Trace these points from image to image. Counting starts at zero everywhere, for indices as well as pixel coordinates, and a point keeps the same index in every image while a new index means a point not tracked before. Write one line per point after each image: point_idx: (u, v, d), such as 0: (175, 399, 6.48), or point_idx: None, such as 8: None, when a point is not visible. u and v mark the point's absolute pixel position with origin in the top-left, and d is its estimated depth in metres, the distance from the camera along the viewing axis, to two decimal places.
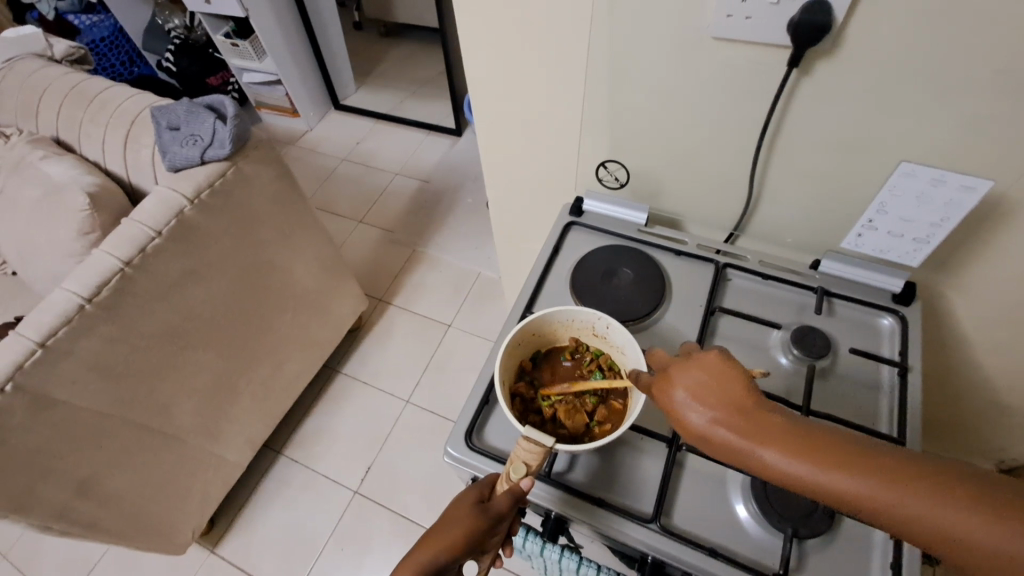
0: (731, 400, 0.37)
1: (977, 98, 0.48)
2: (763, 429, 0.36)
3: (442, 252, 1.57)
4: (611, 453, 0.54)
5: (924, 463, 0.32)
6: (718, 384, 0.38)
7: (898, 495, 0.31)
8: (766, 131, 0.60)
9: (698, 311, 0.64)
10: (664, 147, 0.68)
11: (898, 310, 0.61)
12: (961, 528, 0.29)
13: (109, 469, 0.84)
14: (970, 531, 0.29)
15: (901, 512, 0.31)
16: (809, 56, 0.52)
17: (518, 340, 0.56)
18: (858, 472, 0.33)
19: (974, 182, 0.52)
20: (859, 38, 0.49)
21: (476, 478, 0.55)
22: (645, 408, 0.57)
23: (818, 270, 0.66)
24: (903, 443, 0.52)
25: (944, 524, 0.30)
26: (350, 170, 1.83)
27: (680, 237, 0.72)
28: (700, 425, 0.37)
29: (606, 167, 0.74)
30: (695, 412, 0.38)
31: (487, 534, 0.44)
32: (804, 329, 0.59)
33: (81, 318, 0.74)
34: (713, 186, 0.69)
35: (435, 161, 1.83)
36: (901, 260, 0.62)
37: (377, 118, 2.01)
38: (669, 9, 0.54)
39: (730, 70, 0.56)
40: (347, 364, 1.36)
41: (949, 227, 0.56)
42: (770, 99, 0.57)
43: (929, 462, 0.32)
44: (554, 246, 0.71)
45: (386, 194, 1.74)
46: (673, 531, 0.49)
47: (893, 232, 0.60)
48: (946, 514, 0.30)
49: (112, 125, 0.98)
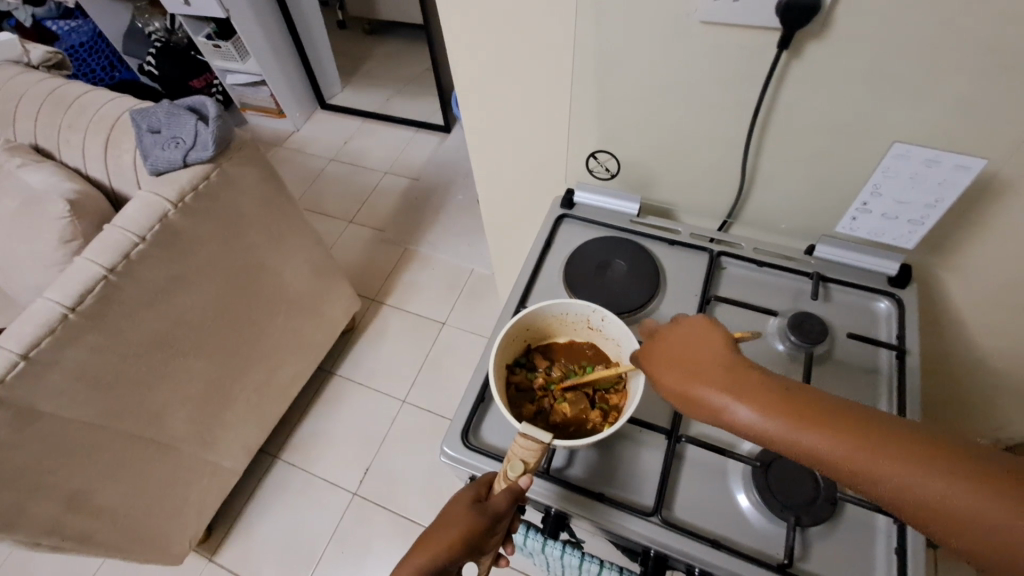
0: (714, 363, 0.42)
1: (969, 75, 0.48)
2: (745, 389, 0.40)
3: (434, 250, 1.55)
4: (609, 447, 0.54)
5: (893, 433, 0.35)
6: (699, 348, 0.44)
7: (867, 456, 0.35)
8: (757, 116, 0.59)
9: (693, 301, 0.64)
10: (654, 136, 0.67)
11: (894, 293, 0.61)
12: (903, 480, 0.34)
13: (100, 480, 0.82)
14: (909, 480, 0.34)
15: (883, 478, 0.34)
16: (798, 38, 0.51)
17: (512, 336, 0.55)
18: (835, 436, 0.36)
19: (968, 161, 0.52)
20: (848, 18, 0.48)
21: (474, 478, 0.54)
22: (644, 400, 0.56)
23: (813, 256, 0.66)
24: None
25: (893, 478, 0.34)
26: (339, 171, 1.81)
27: (673, 227, 0.71)
28: (680, 380, 0.43)
29: (597, 158, 0.73)
30: (678, 371, 0.43)
31: (482, 537, 0.43)
32: (801, 316, 0.59)
33: (65, 327, 0.73)
34: (705, 174, 0.68)
35: (424, 159, 1.81)
36: (897, 243, 0.62)
37: (364, 117, 1.99)
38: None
39: (719, 54, 0.55)
40: (342, 366, 1.35)
41: (943, 208, 0.56)
42: (761, 83, 0.56)
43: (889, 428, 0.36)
44: (546, 240, 0.70)
45: (376, 194, 1.72)
46: (676, 524, 0.48)
47: (888, 214, 0.59)
48: (917, 482, 0.33)
49: (91, 129, 0.96)
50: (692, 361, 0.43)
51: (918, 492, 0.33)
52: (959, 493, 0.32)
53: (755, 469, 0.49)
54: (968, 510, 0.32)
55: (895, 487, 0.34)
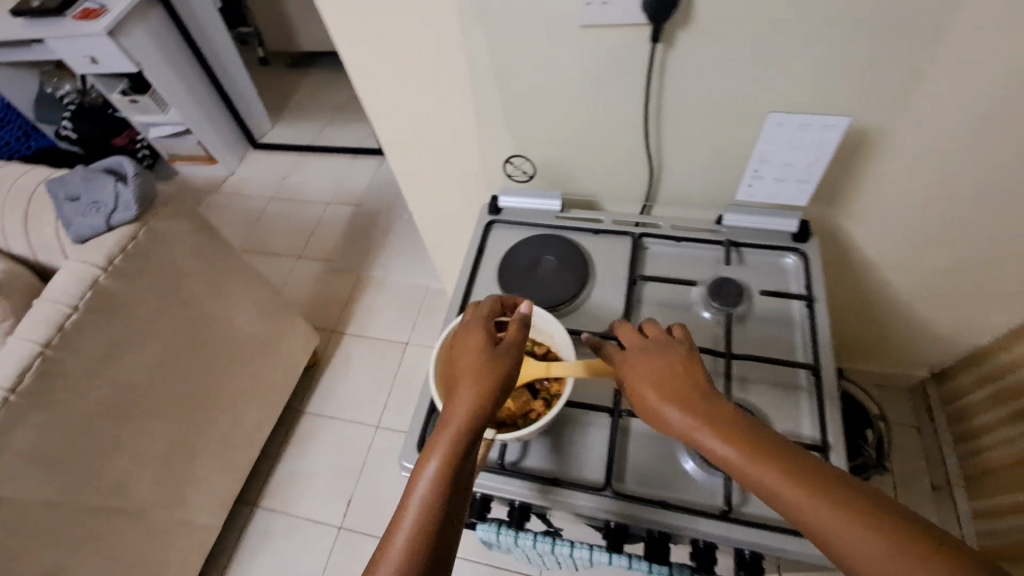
0: (688, 390, 0.41)
1: (818, 46, 0.53)
2: (717, 417, 0.38)
3: (387, 272, 1.56)
4: (558, 434, 0.56)
5: (850, 487, 0.33)
6: (677, 371, 0.43)
7: (820, 508, 0.33)
8: (649, 104, 0.63)
9: (622, 283, 0.67)
10: (562, 135, 0.71)
11: (798, 248, 0.66)
12: (846, 539, 0.32)
13: (70, 560, 0.80)
14: (851, 540, 0.31)
15: (828, 529, 0.32)
16: (667, 31, 0.56)
17: (450, 344, 0.57)
18: (791, 481, 0.34)
19: (833, 120, 0.58)
20: (705, 8, 0.53)
21: None
22: (586, 383, 0.60)
23: (724, 225, 0.70)
24: (818, 365, 0.57)
25: (836, 535, 0.32)
26: (280, 208, 1.80)
27: (596, 217, 0.75)
28: (654, 402, 0.42)
29: (513, 162, 0.76)
30: (653, 394, 0.42)
31: (508, 367, 0.43)
32: (719, 281, 0.63)
33: (7, 410, 0.71)
34: (616, 163, 0.73)
35: (365, 184, 1.82)
36: (792, 202, 0.67)
37: (299, 151, 1.98)
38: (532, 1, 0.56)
39: (602, 54, 0.59)
40: (310, 402, 1.34)
41: (822, 165, 0.62)
42: (645, 74, 0.60)
43: (846, 483, 0.34)
44: (478, 247, 0.73)
45: (321, 225, 1.72)
46: (626, 494, 0.52)
47: (779, 177, 0.65)
48: (860, 546, 0.31)
49: (7, 206, 0.94)
50: (670, 382, 0.42)
51: (858, 554, 0.31)
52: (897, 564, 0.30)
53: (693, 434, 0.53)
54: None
55: (836, 543, 0.32)
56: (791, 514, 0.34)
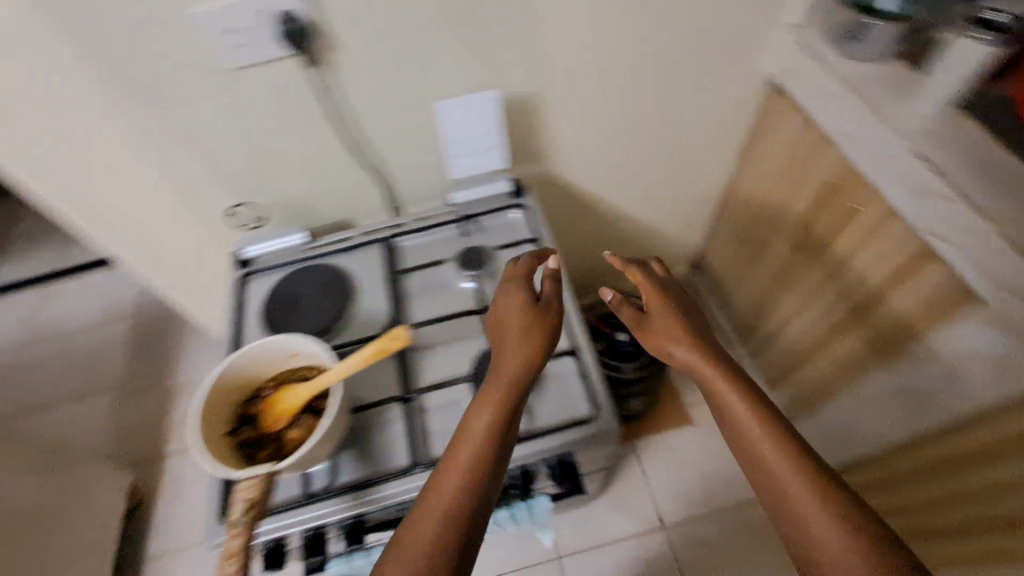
0: (680, 327, 0.56)
1: (446, 40, 0.63)
2: (703, 345, 0.55)
3: (196, 370, 1.42)
4: (361, 442, 0.58)
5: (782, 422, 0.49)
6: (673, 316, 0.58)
7: (758, 428, 0.49)
8: (341, 123, 0.68)
9: (383, 286, 0.72)
10: (279, 173, 0.72)
11: (518, 202, 0.77)
12: (767, 454, 0.47)
13: None
14: (771, 455, 0.47)
15: (762, 450, 0.48)
16: (320, 56, 0.61)
17: (214, 400, 0.55)
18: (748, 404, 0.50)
19: (484, 94, 0.69)
20: (340, 30, 0.59)
21: (258, 546, 0.54)
22: (372, 388, 0.62)
23: (455, 204, 0.79)
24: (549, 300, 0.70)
25: (761, 451, 0.48)
26: (38, 351, 1.52)
27: (345, 235, 0.78)
28: (658, 325, 0.57)
29: (237, 212, 0.75)
30: (661, 315, 0.58)
31: (551, 312, 0.56)
32: (463, 254, 0.71)
33: None
34: (343, 183, 0.77)
35: (140, 288, 1.63)
36: (495, 167, 0.78)
37: (43, 280, 1.69)
38: (167, 53, 0.56)
39: (273, 91, 0.63)
40: (146, 545, 1.16)
41: (497, 130, 0.73)
42: (322, 98, 0.65)
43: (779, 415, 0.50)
44: (237, 306, 0.71)
45: (99, 350, 1.49)
46: (435, 463, 0.56)
47: (474, 151, 0.75)
48: (778, 462, 0.46)
49: None
50: (670, 322, 0.57)
51: (773, 466, 0.47)
52: (795, 475, 0.45)
53: (414, 390, 0.61)
54: (794, 486, 0.45)
55: (768, 459, 0.47)
56: (738, 429, 0.50)
